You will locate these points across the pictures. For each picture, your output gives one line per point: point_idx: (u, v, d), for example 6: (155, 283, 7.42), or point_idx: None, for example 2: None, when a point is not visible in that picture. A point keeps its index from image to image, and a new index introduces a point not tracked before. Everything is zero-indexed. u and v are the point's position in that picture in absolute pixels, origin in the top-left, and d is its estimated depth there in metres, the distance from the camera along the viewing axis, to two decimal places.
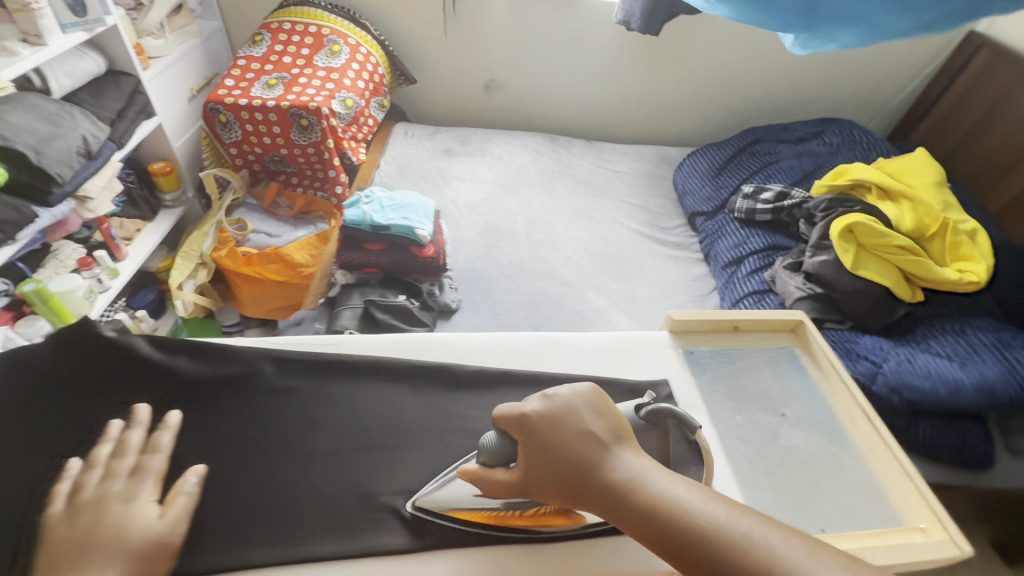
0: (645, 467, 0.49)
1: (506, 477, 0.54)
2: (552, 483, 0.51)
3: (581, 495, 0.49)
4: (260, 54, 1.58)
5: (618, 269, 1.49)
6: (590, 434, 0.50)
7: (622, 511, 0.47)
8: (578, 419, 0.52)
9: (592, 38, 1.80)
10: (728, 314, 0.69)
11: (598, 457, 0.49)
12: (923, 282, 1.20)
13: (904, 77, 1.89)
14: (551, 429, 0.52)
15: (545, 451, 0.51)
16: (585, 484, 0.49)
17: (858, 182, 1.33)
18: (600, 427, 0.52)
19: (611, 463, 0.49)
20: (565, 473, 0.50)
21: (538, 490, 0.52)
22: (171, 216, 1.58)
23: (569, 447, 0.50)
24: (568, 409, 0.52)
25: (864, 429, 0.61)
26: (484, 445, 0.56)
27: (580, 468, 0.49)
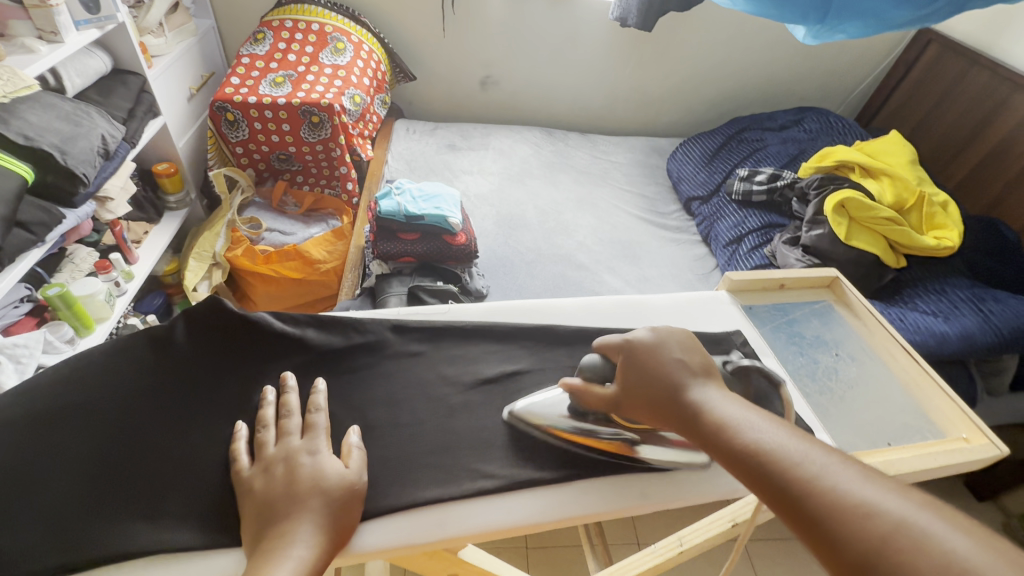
0: (730, 399, 0.47)
1: (599, 396, 0.53)
2: (639, 406, 0.51)
3: (667, 416, 0.49)
4: (263, 53, 1.57)
5: (628, 252, 1.56)
6: (681, 364, 0.50)
7: (700, 431, 0.45)
8: (673, 351, 0.52)
9: (584, 35, 1.88)
10: (776, 272, 0.78)
11: (687, 383, 0.49)
12: (906, 250, 1.34)
13: (864, 69, 2.07)
14: (647, 357, 0.52)
15: (637, 374, 0.52)
16: (670, 405, 0.48)
17: (842, 163, 1.47)
18: (692, 361, 0.51)
19: (699, 390, 0.48)
20: (654, 395, 0.50)
21: (626, 412, 0.52)
22: (176, 218, 1.55)
23: (660, 370, 0.50)
24: (664, 342, 0.53)
25: (903, 362, 0.70)
26: (586, 363, 0.55)
27: (667, 388, 0.49)
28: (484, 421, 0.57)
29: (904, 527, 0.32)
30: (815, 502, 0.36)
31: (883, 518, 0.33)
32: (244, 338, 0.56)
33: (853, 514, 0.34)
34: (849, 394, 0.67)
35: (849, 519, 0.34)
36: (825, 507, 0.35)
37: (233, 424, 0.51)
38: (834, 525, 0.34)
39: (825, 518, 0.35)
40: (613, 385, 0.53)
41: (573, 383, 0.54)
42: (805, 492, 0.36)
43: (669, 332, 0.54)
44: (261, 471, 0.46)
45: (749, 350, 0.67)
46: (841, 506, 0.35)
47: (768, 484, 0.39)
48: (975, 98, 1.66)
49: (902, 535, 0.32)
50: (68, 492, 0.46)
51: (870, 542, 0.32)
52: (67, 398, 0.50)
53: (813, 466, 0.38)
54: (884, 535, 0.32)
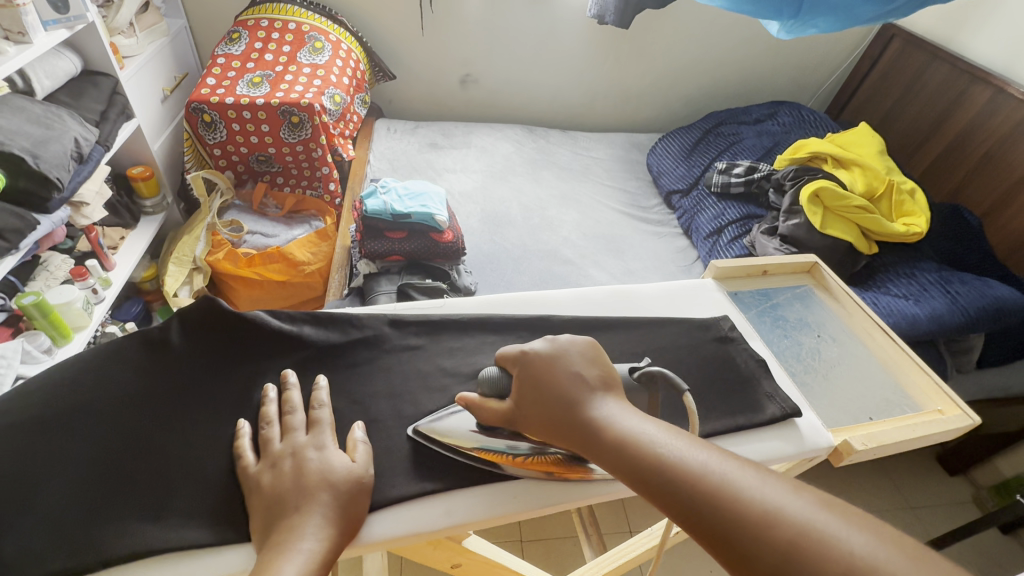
0: (627, 409, 0.48)
1: (496, 409, 0.52)
2: (534, 419, 0.50)
3: (563, 435, 0.48)
4: (239, 53, 1.55)
5: (612, 246, 1.58)
6: (580, 378, 0.50)
7: (597, 445, 0.46)
8: (571, 365, 0.51)
9: (562, 33, 1.89)
10: (759, 259, 0.81)
11: (585, 397, 0.48)
12: (877, 237, 1.39)
13: (831, 64, 2.14)
14: (544, 371, 0.51)
15: (535, 390, 0.50)
16: (567, 423, 0.48)
17: (815, 154, 1.52)
18: (591, 373, 0.51)
19: (597, 404, 0.48)
20: (552, 413, 0.48)
21: (521, 426, 0.51)
22: (153, 223, 1.51)
23: (559, 387, 0.49)
24: (562, 353, 0.52)
25: (882, 341, 0.74)
26: (484, 377, 0.54)
27: (565, 406, 0.48)
28: None
29: (810, 533, 0.35)
30: (723, 513, 0.38)
31: (794, 522, 0.35)
32: (241, 336, 0.56)
33: (765, 521, 0.36)
34: (832, 374, 0.70)
35: (762, 527, 0.36)
36: (735, 516, 0.37)
37: (235, 423, 0.51)
38: (744, 537, 0.36)
39: (736, 530, 0.37)
40: (509, 399, 0.52)
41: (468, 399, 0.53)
42: (717, 506, 0.38)
43: (569, 341, 0.54)
44: (269, 466, 0.46)
45: (737, 334, 0.69)
46: (750, 515, 0.37)
47: (674, 496, 0.40)
48: (936, 90, 1.73)
49: (810, 540, 0.34)
50: (68, 497, 0.45)
51: (779, 551, 0.35)
52: (63, 402, 0.50)
53: (721, 477, 0.39)
54: (795, 543, 0.35)
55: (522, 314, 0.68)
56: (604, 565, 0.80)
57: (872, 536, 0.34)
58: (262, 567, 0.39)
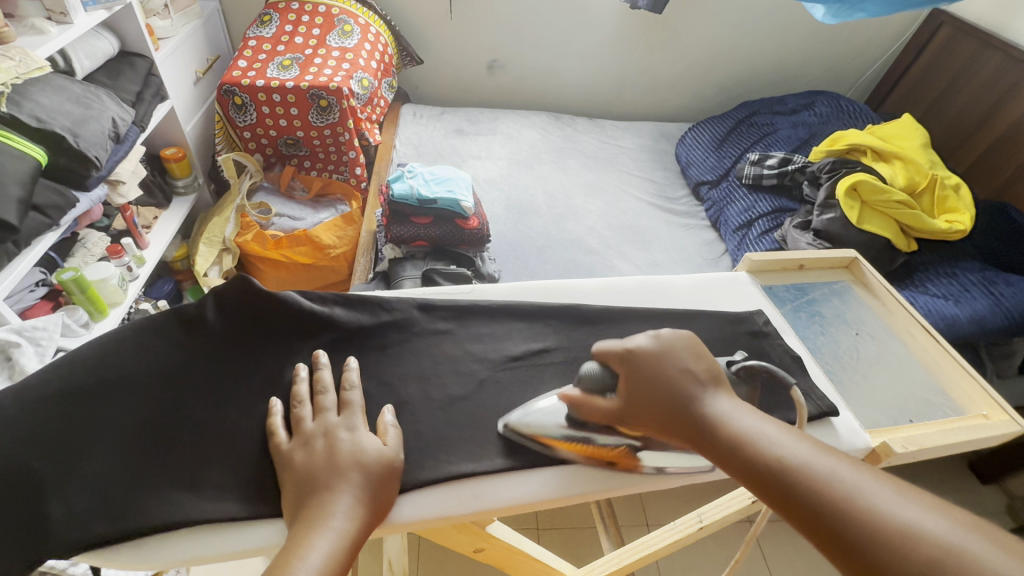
0: (740, 408, 0.46)
1: (601, 405, 0.51)
2: (640, 411, 0.49)
3: (674, 431, 0.47)
4: (270, 35, 1.56)
5: (638, 237, 1.56)
6: (688, 375, 0.49)
7: (711, 446, 0.45)
8: (680, 360, 0.50)
9: (593, 18, 1.85)
10: (795, 253, 0.78)
11: (697, 392, 0.48)
12: (918, 233, 1.34)
13: (874, 53, 2.05)
14: (651, 363, 0.50)
15: (643, 383, 0.50)
16: (678, 420, 0.47)
17: (854, 147, 1.46)
18: (699, 369, 0.49)
19: (709, 400, 0.47)
20: (660, 408, 0.48)
21: (627, 421, 0.50)
22: (184, 203, 1.54)
23: (666, 380, 0.49)
24: (670, 348, 0.51)
25: (923, 342, 0.71)
26: (585, 373, 0.53)
27: (674, 399, 0.47)
28: (513, 399, 0.57)
29: (951, 553, 0.32)
30: (853, 523, 0.35)
31: (935, 541, 0.32)
32: (275, 314, 0.56)
33: (900, 535, 0.34)
34: (870, 375, 0.67)
35: (896, 541, 0.33)
36: (866, 530, 0.35)
37: (268, 399, 0.51)
38: (873, 549, 0.34)
39: (865, 542, 0.34)
40: (614, 394, 0.51)
41: (569, 395, 0.53)
42: (844, 516, 0.36)
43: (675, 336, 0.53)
44: (300, 444, 0.47)
45: (772, 329, 0.67)
46: (880, 529, 0.34)
47: (797, 502, 0.39)
48: (987, 81, 1.64)
49: (948, 559, 0.32)
50: (110, 463, 0.46)
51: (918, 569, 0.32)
52: (102, 372, 0.50)
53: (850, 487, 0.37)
54: (935, 563, 0.32)
55: (551, 303, 0.67)
56: (626, 556, 0.79)
57: (920, 554, 0.33)
58: (294, 541, 0.40)
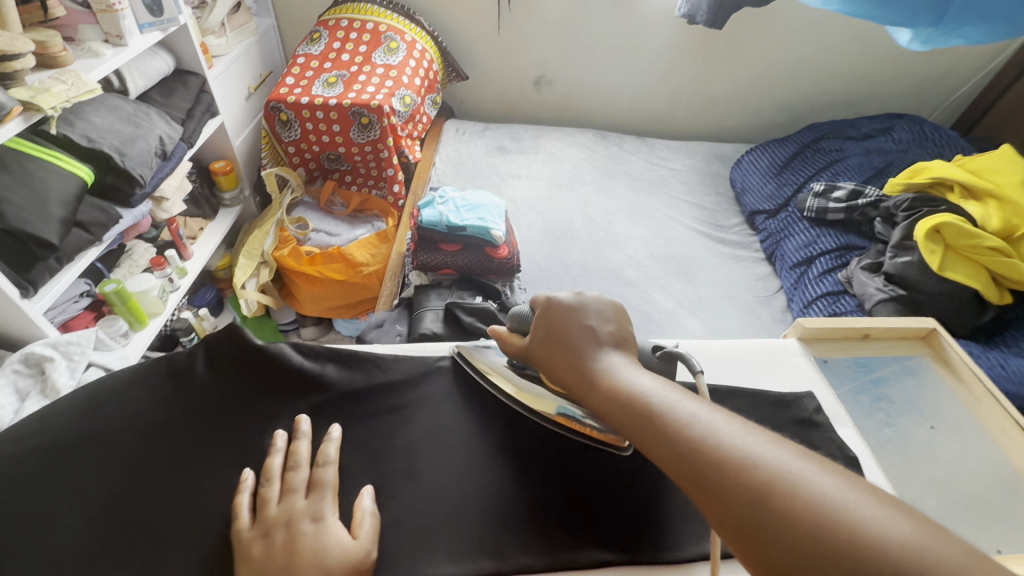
0: (628, 363, 0.49)
1: (518, 347, 0.56)
2: (543, 354, 0.53)
3: (567, 378, 0.50)
4: (319, 52, 1.57)
5: (682, 269, 1.45)
6: (589, 329, 0.51)
7: (595, 393, 0.47)
8: (586, 317, 0.53)
9: (646, 32, 1.75)
10: (859, 320, 0.67)
11: (596, 345, 0.50)
12: (1012, 285, 1.16)
13: (967, 72, 1.83)
14: (561, 318, 0.53)
15: (551, 333, 0.53)
16: (572, 368, 0.50)
17: (939, 180, 1.30)
18: (602, 326, 0.52)
19: (602, 354, 0.50)
20: (560, 357, 0.51)
21: (533, 359, 0.55)
22: (230, 215, 1.58)
23: (569, 333, 0.52)
24: (583, 306, 0.54)
25: (1018, 441, 0.58)
26: (517, 314, 0.59)
27: (572, 348, 0.50)
28: (514, 483, 0.51)
29: (779, 479, 0.35)
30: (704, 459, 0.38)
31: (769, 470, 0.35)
32: (260, 372, 0.55)
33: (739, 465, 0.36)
34: (948, 484, 0.56)
35: (734, 471, 0.36)
36: (712, 463, 0.37)
37: (240, 470, 0.50)
38: (717, 480, 0.37)
39: (711, 474, 0.37)
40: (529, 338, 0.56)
41: (497, 333, 0.59)
42: (698, 454, 0.38)
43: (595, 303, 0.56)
44: (260, 534, 0.44)
45: (825, 418, 0.57)
46: (727, 461, 0.37)
47: (659, 442, 0.41)
48: None
49: (781, 487, 0.34)
50: (70, 536, 0.46)
51: (747, 492, 0.35)
52: (80, 432, 0.51)
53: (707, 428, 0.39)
54: (769, 491, 0.34)
55: None
56: None
57: None
58: None
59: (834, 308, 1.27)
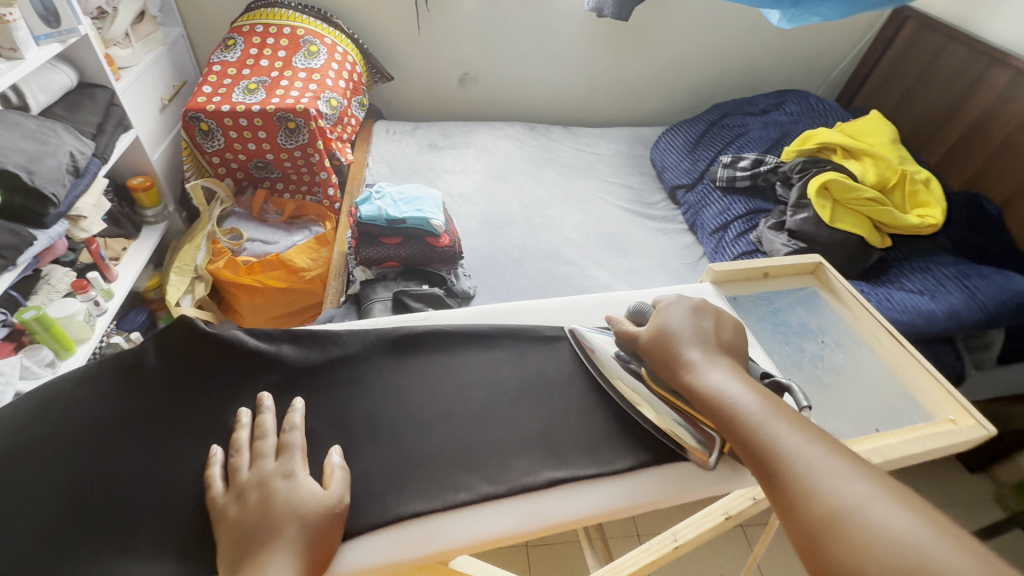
0: (731, 371, 0.53)
1: (629, 339, 0.60)
2: (647, 349, 0.58)
3: (666, 377, 0.56)
4: (235, 59, 1.54)
5: (615, 245, 1.55)
6: (699, 337, 0.56)
7: (692, 393, 0.52)
8: (696, 328, 0.57)
9: (561, 27, 1.85)
10: (759, 261, 0.77)
11: (700, 348, 0.55)
12: (891, 229, 1.34)
13: (842, 50, 2.07)
14: (672, 321, 0.58)
15: (658, 334, 0.58)
16: (671, 369, 0.55)
17: (824, 145, 1.47)
18: (710, 337, 0.57)
19: (707, 359, 0.54)
20: (664, 358, 0.56)
21: (637, 351, 0.59)
22: (156, 233, 1.52)
23: (677, 337, 0.57)
24: (700, 316, 0.58)
25: (891, 346, 0.69)
26: (642, 313, 0.63)
27: (676, 349, 0.55)
28: (473, 430, 0.57)
29: (853, 508, 0.39)
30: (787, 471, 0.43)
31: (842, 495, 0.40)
32: (210, 355, 0.56)
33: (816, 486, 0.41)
34: (835, 386, 0.66)
35: (811, 491, 0.41)
36: (791, 478, 0.43)
37: (206, 448, 0.52)
38: (793, 491, 0.42)
39: (790, 486, 0.43)
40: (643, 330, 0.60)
41: (616, 320, 0.63)
42: (779, 465, 0.44)
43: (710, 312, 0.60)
44: (235, 498, 0.47)
45: None
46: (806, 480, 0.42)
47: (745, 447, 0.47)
48: (952, 73, 1.69)
49: (848, 514, 0.39)
50: (39, 531, 0.47)
51: (818, 507, 0.40)
52: (34, 434, 0.51)
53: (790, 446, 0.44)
54: (839, 514, 0.39)
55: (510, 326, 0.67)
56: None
57: None
58: None
59: None
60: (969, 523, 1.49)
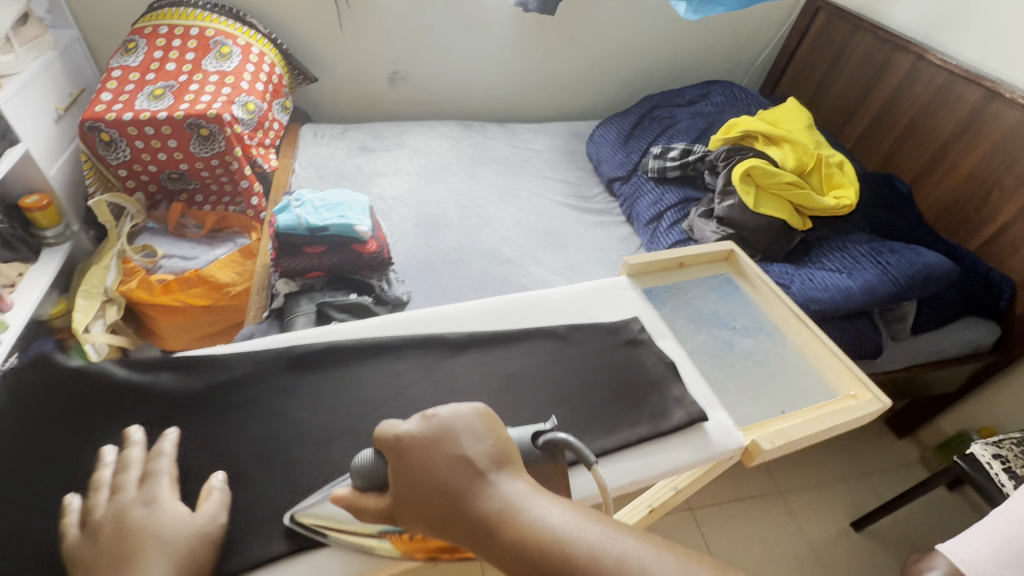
0: (521, 492, 0.44)
1: (376, 503, 0.50)
2: (414, 510, 0.46)
3: (452, 527, 0.44)
4: (137, 63, 1.43)
5: (553, 240, 1.54)
6: (463, 461, 0.46)
7: (493, 544, 0.42)
8: (456, 444, 0.47)
9: (489, 23, 1.83)
10: (673, 251, 0.78)
11: (469, 483, 0.45)
12: (810, 212, 1.40)
13: (763, 41, 2.15)
14: (422, 454, 0.47)
15: (417, 475, 0.47)
16: (455, 516, 0.44)
17: (746, 132, 1.51)
18: (479, 451, 0.47)
19: (487, 489, 0.44)
20: (437, 504, 0.45)
21: (400, 515, 0.48)
22: (58, 254, 1.40)
23: (436, 472, 0.46)
24: (447, 431, 0.48)
25: (797, 327, 0.72)
26: (360, 467, 0.52)
27: (448, 501, 0.44)
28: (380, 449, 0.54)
29: None
30: None
31: None
32: None
33: None
34: (743, 371, 0.68)
35: None
36: None
37: None
38: None
39: None
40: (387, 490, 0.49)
41: (341, 491, 0.52)
42: None
43: (453, 415, 0.50)
44: None
45: (647, 335, 0.67)
46: None
47: None
48: (862, 60, 1.78)
49: None
50: None
51: None
52: None
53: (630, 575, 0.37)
54: None
55: (412, 337, 0.68)
56: None
57: None
58: None
59: None
60: (898, 484, 1.58)
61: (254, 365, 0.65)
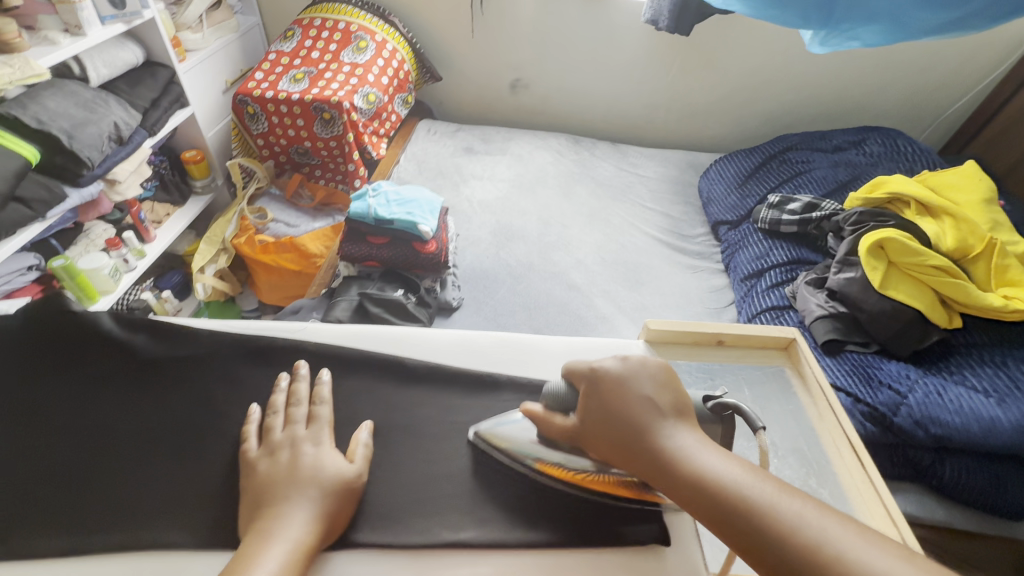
0: (702, 442, 0.47)
1: (561, 425, 0.56)
2: (599, 441, 0.51)
3: (633, 457, 0.49)
4: (290, 49, 1.63)
5: (631, 276, 1.41)
6: (651, 402, 0.50)
7: (671, 478, 0.46)
8: (641, 387, 0.51)
9: (622, 37, 1.74)
10: (713, 327, 0.70)
11: (656, 423, 0.49)
12: (963, 308, 1.10)
13: (960, 87, 1.75)
14: (613, 390, 0.52)
15: (606, 411, 0.51)
16: (635, 448, 0.49)
17: (896, 195, 1.23)
18: (661, 398, 0.51)
19: (670, 431, 0.48)
20: (619, 436, 0.50)
21: (586, 443, 0.53)
22: (199, 202, 1.64)
23: (627, 409, 0.50)
24: (633, 375, 0.52)
25: (849, 464, 0.60)
26: (551, 391, 0.58)
27: (634, 431, 0.49)
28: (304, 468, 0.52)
29: None
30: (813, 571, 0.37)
31: None
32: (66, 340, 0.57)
33: None
34: None
35: None
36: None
37: None
38: None
39: None
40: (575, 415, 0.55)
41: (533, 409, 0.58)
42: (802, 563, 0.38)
43: (638, 362, 0.54)
44: None
45: None
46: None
47: (746, 542, 0.40)
48: None
49: None
50: None
51: None
52: None
53: (811, 537, 0.38)
54: None
55: (379, 353, 0.70)
56: None
57: None
58: None
59: (777, 323, 1.22)
60: None
61: (247, 343, 0.68)
